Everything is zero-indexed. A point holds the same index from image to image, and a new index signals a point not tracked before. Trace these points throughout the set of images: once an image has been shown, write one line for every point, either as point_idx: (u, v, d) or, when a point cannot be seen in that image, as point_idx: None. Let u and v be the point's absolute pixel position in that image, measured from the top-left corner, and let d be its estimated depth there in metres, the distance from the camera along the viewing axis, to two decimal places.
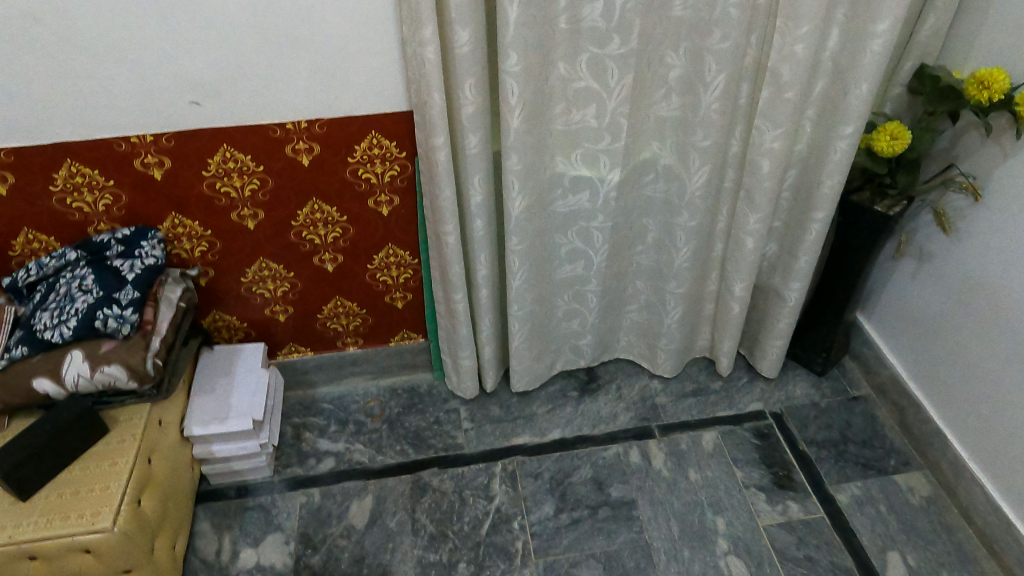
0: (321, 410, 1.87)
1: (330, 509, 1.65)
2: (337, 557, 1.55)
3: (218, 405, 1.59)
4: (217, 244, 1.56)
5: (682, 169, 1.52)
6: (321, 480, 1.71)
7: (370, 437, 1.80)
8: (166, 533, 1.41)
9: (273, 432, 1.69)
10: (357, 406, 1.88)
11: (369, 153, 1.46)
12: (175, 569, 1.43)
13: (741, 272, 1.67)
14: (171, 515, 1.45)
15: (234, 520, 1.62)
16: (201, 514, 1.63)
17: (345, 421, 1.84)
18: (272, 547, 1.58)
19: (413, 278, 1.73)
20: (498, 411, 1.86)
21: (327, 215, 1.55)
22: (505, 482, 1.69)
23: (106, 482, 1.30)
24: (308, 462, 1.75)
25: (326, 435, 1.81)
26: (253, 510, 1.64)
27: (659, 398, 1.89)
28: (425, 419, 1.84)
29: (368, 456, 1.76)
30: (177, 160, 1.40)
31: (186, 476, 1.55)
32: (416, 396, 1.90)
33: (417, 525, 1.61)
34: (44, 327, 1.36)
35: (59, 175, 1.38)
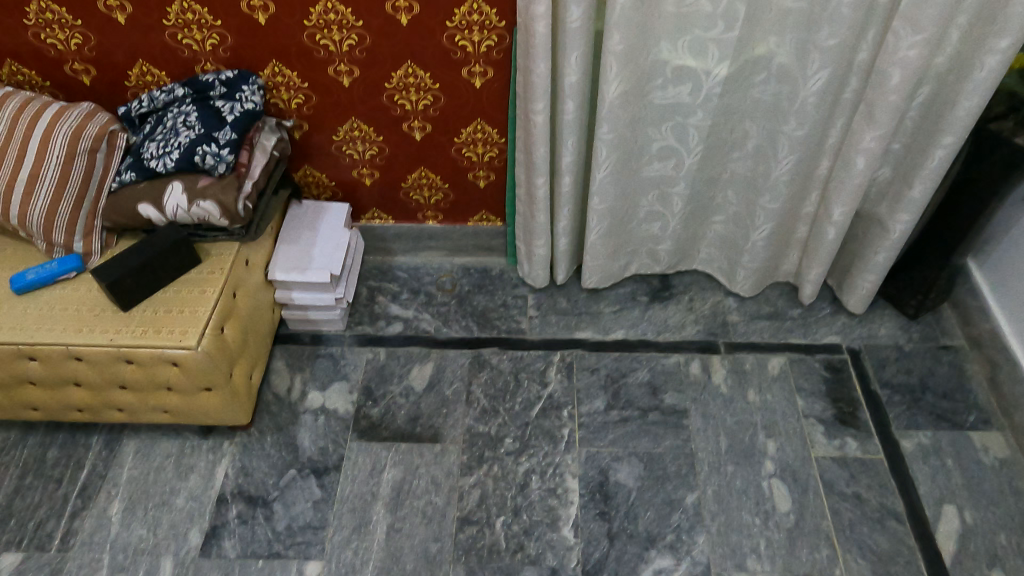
0: (396, 277, 1.94)
1: (394, 368, 1.74)
2: (394, 412, 1.65)
3: (300, 257, 1.67)
4: (313, 98, 1.58)
5: (798, 71, 1.38)
6: (389, 341, 1.79)
7: (439, 310, 1.86)
8: (244, 364, 1.53)
9: (349, 290, 1.77)
10: (430, 279, 1.93)
11: (467, 19, 1.42)
12: (249, 397, 1.56)
13: (844, 195, 1.55)
14: (250, 348, 1.57)
15: (307, 364, 1.75)
16: (277, 353, 1.76)
17: (417, 291, 1.90)
18: (337, 393, 1.69)
19: (498, 157, 1.70)
20: (565, 304, 1.87)
21: (420, 80, 1.54)
22: (561, 371, 1.72)
23: (195, 306, 1.41)
24: (378, 323, 1.83)
25: (397, 301, 1.88)
26: (323, 359, 1.76)
27: (731, 316, 1.83)
28: (493, 301, 1.88)
29: (434, 326, 1.83)
30: (281, 5, 1.41)
31: (266, 317, 1.67)
32: (488, 278, 1.93)
33: (472, 397, 1.67)
34: (151, 156, 1.45)
35: (172, 9, 1.42)
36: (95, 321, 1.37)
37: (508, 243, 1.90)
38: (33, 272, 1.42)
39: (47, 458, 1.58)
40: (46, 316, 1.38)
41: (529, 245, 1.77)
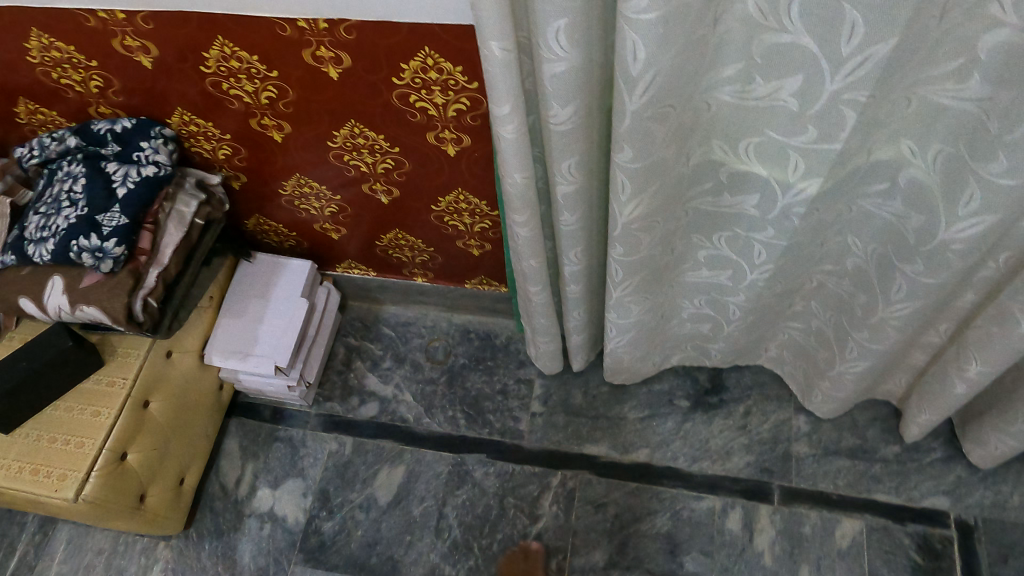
0: (380, 336, 1.59)
1: (358, 468, 1.44)
2: (349, 532, 1.37)
3: (244, 336, 1.36)
4: (241, 150, 1.19)
5: (941, 197, 0.82)
6: (358, 428, 1.49)
7: (423, 389, 1.52)
8: (165, 479, 1.28)
9: (311, 365, 1.45)
10: (419, 343, 1.57)
11: (422, 76, 0.95)
12: (177, 508, 1.32)
13: (989, 355, 1.01)
14: (178, 454, 1.31)
15: (261, 449, 1.48)
16: (231, 431, 1.50)
17: (402, 359, 1.56)
18: (289, 495, 1.43)
19: (492, 229, 1.26)
20: (579, 400, 1.46)
21: (372, 142, 1.10)
22: (558, 501, 1.36)
23: (84, 437, 1.14)
24: (350, 400, 1.52)
25: (377, 371, 1.55)
26: (282, 443, 1.49)
27: (797, 445, 1.37)
28: (490, 385, 1.50)
29: (414, 413, 1.49)
30: (166, 48, 0.99)
31: (206, 403, 1.39)
32: (489, 349, 1.55)
33: (443, 524, 1.36)
34: (31, 238, 1.14)
35: (33, 46, 1.05)
36: None
37: (515, 312, 1.49)
38: None
39: None
40: None
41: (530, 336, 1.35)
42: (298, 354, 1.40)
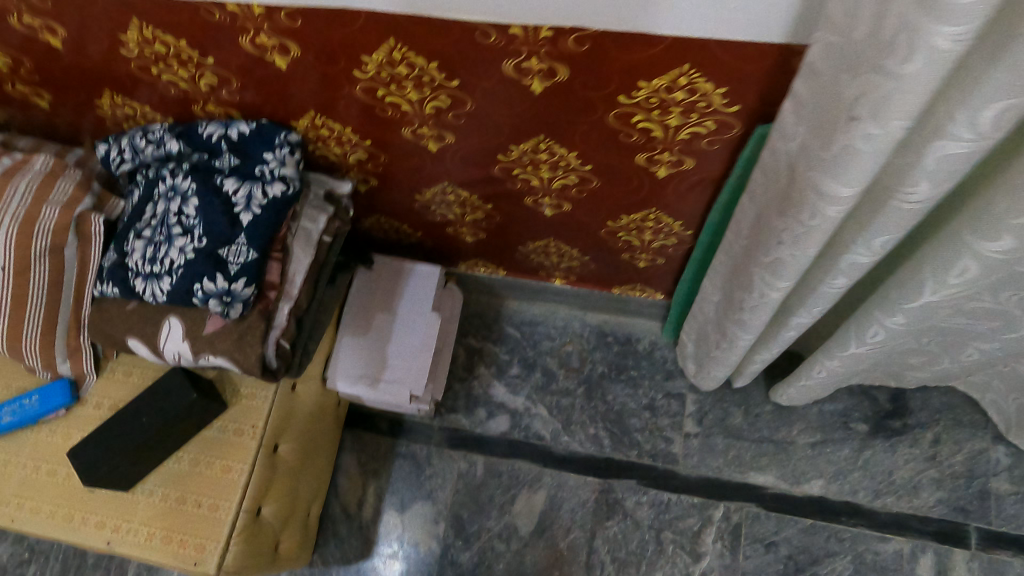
0: (504, 337, 1.41)
1: (493, 492, 1.31)
2: (489, 564, 1.26)
3: (371, 357, 1.18)
4: (380, 156, 0.97)
5: None
6: (488, 445, 1.34)
7: (558, 402, 1.35)
8: (295, 521, 1.15)
9: (439, 380, 1.28)
10: (549, 347, 1.40)
11: (663, 96, 0.71)
12: (305, 544, 1.21)
13: None
14: (305, 491, 1.17)
15: (383, 467, 1.35)
16: (347, 445, 1.37)
17: (531, 366, 1.39)
18: (418, 520, 1.31)
19: (676, 247, 1.05)
20: (739, 420, 1.30)
21: (558, 158, 0.87)
22: (723, 539, 1.23)
23: (218, 498, 1.00)
24: (476, 414, 1.36)
25: (503, 379, 1.38)
26: (404, 460, 1.35)
27: (995, 481, 1.21)
28: (635, 399, 1.34)
29: (550, 430, 1.34)
30: (312, 49, 0.75)
31: (327, 426, 1.24)
32: (630, 355, 1.37)
33: (593, 560, 1.24)
34: (137, 270, 0.94)
35: (129, 37, 0.81)
36: (88, 507, 1.00)
37: (668, 320, 1.31)
38: (10, 413, 1.04)
39: (89, 554, 1.35)
40: (29, 485, 1.02)
41: (696, 352, 1.21)
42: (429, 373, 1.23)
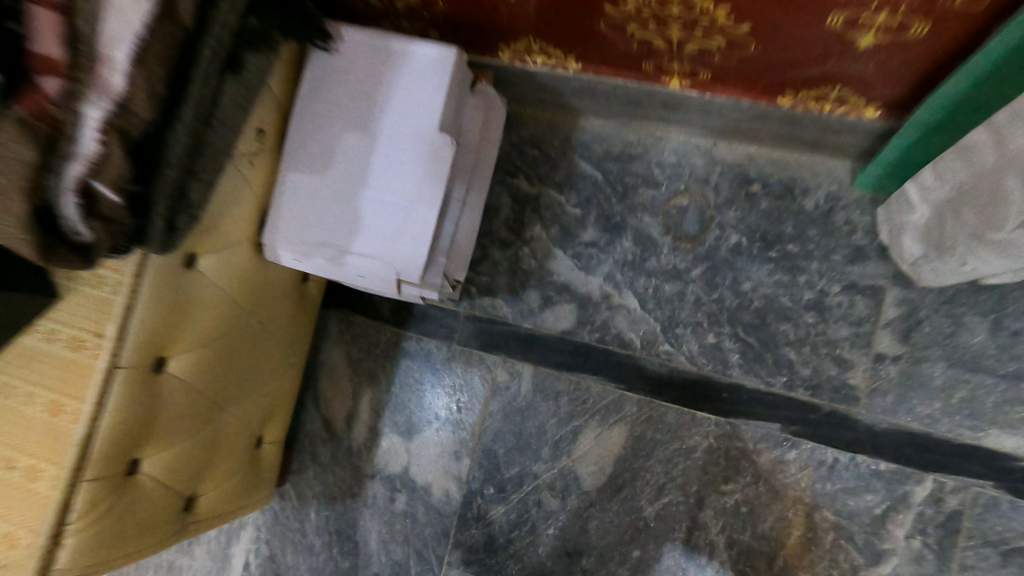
0: (575, 179, 0.87)
1: (544, 423, 0.84)
2: (534, 528, 0.83)
3: (336, 209, 0.67)
4: None
5: None
6: (540, 351, 0.86)
7: (658, 290, 0.83)
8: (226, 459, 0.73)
9: (456, 249, 0.77)
10: (648, 200, 0.84)
11: None
12: (260, 478, 0.81)
13: None
14: (241, 415, 0.74)
15: (382, 370, 0.90)
16: (332, 335, 0.92)
17: (617, 229, 0.85)
18: (431, 453, 0.87)
19: None
20: (980, 340, 0.74)
21: None
22: (923, 534, 0.73)
23: (38, 458, 0.57)
24: (524, 300, 0.87)
25: (570, 248, 0.86)
26: (414, 364, 0.89)
27: None
28: (790, 293, 0.79)
29: (641, 334, 0.83)
30: None
31: (285, 313, 0.78)
32: (789, 219, 0.80)
33: (697, 542, 0.78)
34: None
35: None
36: None
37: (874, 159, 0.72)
38: None
39: None
40: None
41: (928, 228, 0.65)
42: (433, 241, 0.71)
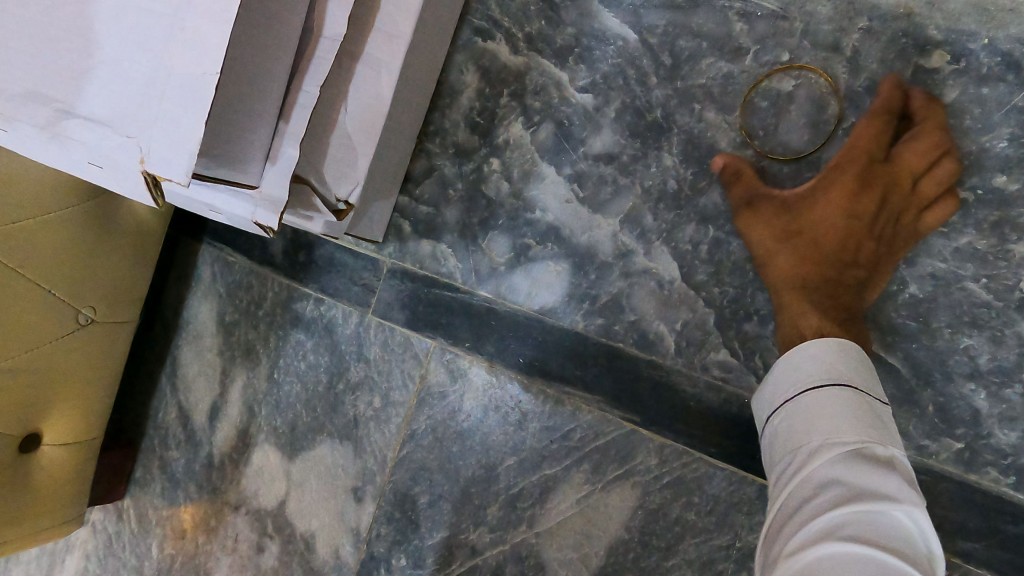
0: (588, 41, 0.49)
1: (496, 462, 0.49)
2: None
3: (51, 21, 0.33)
4: None
5: None
6: (502, 340, 0.50)
7: (718, 248, 0.45)
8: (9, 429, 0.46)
9: (333, 139, 0.42)
10: (717, 81, 0.45)
11: None
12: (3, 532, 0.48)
13: None
14: (31, 350, 0.46)
15: (262, 345, 0.57)
16: (200, 283, 0.59)
17: (654, 133, 0.47)
18: (320, 487, 0.54)
19: None
20: None
21: None
22: None
23: None
24: (485, 250, 0.50)
25: (567, 163, 0.49)
26: (308, 340, 0.55)
27: None
28: (989, 276, 0.39)
29: (679, 328, 0.45)
30: None
31: (23, 195, 0.43)
32: (1002, 127, 0.40)
33: None
34: None
35: None
36: None
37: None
38: None
39: None
40: None
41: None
42: (259, 111, 0.36)
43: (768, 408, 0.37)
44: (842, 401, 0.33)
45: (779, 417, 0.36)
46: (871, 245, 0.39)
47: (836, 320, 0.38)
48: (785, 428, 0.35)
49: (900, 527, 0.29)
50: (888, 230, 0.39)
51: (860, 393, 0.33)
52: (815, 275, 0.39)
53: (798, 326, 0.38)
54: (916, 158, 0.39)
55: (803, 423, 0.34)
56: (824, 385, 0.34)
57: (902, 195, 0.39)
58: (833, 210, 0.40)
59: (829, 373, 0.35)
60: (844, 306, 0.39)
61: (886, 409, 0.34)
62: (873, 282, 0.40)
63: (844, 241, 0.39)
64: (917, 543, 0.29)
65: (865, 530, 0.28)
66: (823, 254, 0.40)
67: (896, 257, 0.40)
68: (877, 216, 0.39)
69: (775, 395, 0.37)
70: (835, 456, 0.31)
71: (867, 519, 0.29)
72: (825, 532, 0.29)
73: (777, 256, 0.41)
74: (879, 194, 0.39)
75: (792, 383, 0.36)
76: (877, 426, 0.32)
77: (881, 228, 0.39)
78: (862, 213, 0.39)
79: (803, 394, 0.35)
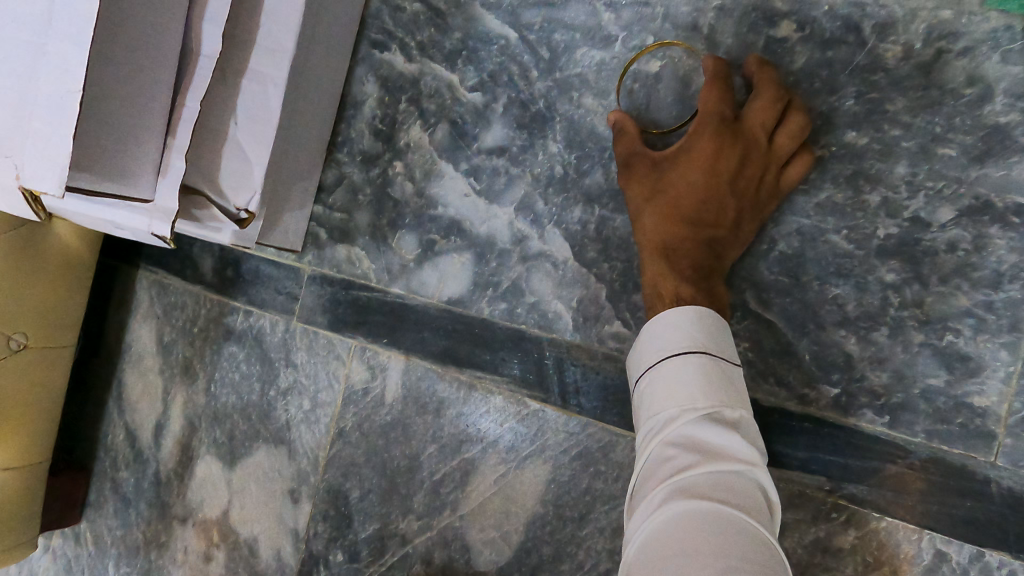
0: (474, 43, 0.51)
1: (418, 451, 0.51)
2: None
3: None
4: None
5: None
6: (416, 333, 0.52)
7: (605, 225, 0.47)
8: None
9: (225, 152, 0.44)
10: (592, 69, 0.48)
11: None
12: None
13: None
14: None
15: (198, 361, 0.59)
16: (138, 307, 0.62)
17: (539, 123, 0.49)
18: (259, 492, 0.56)
19: None
20: None
21: None
22: None
23: None
24: (395, 249, 0.53)
25: (464, 159, 0.51)
26: (240, 352, 0.57)
27: None
28: (849, 227, 0.41)
29: (576, 305, 0.47)
30: None
31: None
32: (848, 86, 0.42)
33: None
34: None
35: None
36: None
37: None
38: None
39: None
40: None
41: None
42: (141, 127, 0.39)
43: (637, 372, 0.39)
44: (696, 368, 0.35)
45: (644, 380, 0.38)
46: (732, 202, 0.41)
47: (691, 278, 0.40)
48: (648, 391, 0.37)
49: (742, 485, 0.32)
50: (748, 187, 0.41)
51: (714, 358, 0.36)
52: (678, 234, 0.41)
53: (658, 283, 0.41)
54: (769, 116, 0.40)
55: (663, 388, 0.36)
56: (683, 351, 0.36)
57: (759, 152, 0.41)
58: (695, 171, 0.41)
59: (689, 339, 0.36)
60: (703, 264, 0.41)
61: (737, 370, 0.36)
62: (736, 239, 0.41)
63: (705, 200, 0.41)
64: (756, 498, 0.32)
65: (707, 490, 0.31)
66: (686, 213, 0.42)
67: (759, 213, 0.41)
68: (735, 176, 0.41)
69: (642, 360, 0.39)
70: (689, 421, 0.34)
71: (705, 481, 0.31)
72: (667, 495, 0.32)
73: (644, 215, 0.43)
74: (738, 152, 0.40)
75: (656, 346, 0.38)
76: (727, 388, 0.35)
77: (741, 187, 0.41)
78: (722, 172, 0.41)
79: (664, 360, 0.37)
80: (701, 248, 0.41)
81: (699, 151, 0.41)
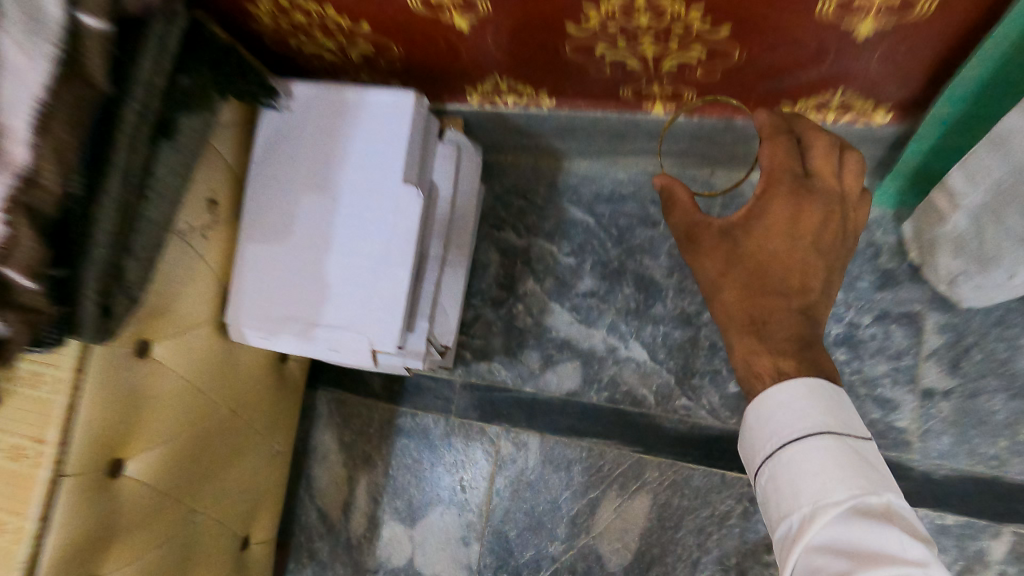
0: (566, 226, 0.80)
1: (557, 497, 0.76)
2: None
3: (304, 277, 0.62)
4: None
5: None
6: (546, 417, 0.78)
7: (668, 337, 0.75)
8: (176, 568, 0.62)
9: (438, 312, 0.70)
10: (648, 241, 0.77)
11: None
12: None
13: None
14: (256, 471, 0.72)
15: (377, 452, 0.82)
16: (322, 417, 0.85)
17: (616, 275, 0.78)
18: (438, 542, 0.78)
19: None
20: None
21: None
22: None
23: None
24: (524, 361, 0.79)
25: (567, 300, 0.79)
26: (411, 443, 0.81)
27: None
28: None
29: (655, 389, 0.75)
30: None
31: (260, 370, 0.70)
32: None
33: None
34: None
35: None
36: None
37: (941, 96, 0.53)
38: None
39: None
40: None
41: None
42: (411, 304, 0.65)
43: (768, 452, 0.43)
44: (834, 456, 0.39)
45: (779, 461, 0.42)
46: (811, 261, 0.45)
47: (786, 344, 0.44)
48: (788, 475, 0.41)
49: None
50: (824, 243, 0.45)
51: (849, 447, 0.40)
52: (766, 304, 0.45)
53: (752, 361, 0.45)
54: (832, 168, 0.46)
55: (807, 470, 0.40)
56: (820, 437, 0.40)
57: (830, 205, 0.45)
58: (774, 239, 0.45)
59: (817, 431, 0.41)
60: (794, 329, 0.44)
61: (872, 455, 0.40)
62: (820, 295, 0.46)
63: (788, 261, 0.45)
64: None
65: None
66: (768, 278, 0.45)
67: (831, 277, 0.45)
68: (812, 236, 0.45)
69: (773, 440, 0.42)
70: (837, 514, 0.38)
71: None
72: None
73: (723, 291, 0.47)
74: (814, 203, 0.45)
75: (784, 427, 0.42)
76: (865, 473, 0.39)
77: (821, 246, 0.45)
78: (798, 238, 0.45)
79: (804, 441, 0.41)
80: (790, 314, 0.44)
81: (776, 214, 0.45)
